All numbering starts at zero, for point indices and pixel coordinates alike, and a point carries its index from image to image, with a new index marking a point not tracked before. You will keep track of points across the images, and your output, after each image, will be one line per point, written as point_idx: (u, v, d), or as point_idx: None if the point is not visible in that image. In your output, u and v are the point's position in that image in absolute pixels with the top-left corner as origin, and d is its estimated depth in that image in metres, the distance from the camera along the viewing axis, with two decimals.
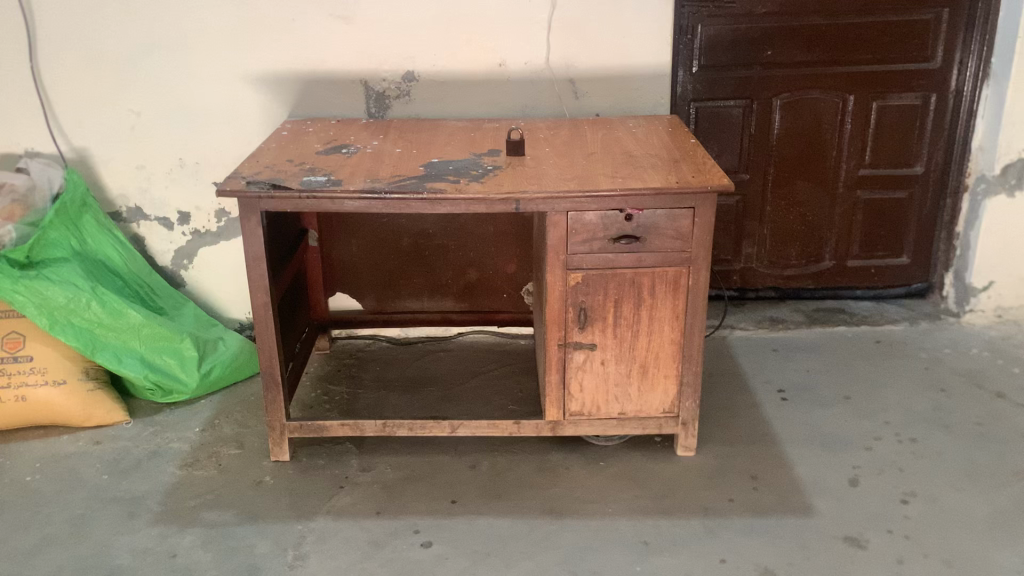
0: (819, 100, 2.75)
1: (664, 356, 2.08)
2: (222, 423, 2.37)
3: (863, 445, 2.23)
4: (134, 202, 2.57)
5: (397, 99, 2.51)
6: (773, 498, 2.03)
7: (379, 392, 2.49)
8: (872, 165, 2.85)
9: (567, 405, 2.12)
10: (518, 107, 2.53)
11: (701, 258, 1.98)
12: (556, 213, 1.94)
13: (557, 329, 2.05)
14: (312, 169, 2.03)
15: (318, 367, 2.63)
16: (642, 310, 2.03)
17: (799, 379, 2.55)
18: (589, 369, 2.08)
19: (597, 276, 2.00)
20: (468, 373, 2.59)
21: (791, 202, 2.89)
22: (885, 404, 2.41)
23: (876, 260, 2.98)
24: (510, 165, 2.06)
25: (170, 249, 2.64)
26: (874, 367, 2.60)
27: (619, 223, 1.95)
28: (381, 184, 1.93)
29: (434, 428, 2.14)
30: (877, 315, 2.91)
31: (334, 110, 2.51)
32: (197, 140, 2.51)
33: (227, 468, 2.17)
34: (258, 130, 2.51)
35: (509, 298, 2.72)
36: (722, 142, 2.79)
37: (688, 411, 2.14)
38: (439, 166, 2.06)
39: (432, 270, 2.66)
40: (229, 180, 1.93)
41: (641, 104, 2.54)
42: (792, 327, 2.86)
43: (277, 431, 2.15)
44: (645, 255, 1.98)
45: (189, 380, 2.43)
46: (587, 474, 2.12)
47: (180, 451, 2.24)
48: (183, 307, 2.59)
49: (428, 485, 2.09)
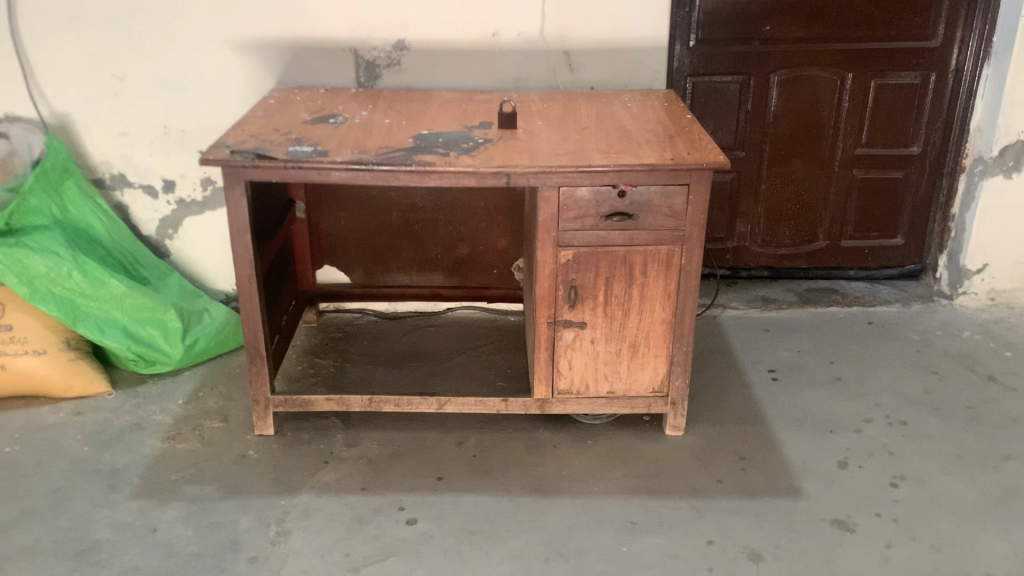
0: (817, 78, 2.71)
1: (655, 335, 2.05)
2: (206, 395, 2.33)
3: (853, 428, 2.21)
4: (118, 169, 2.52)
5: (388, 69, 2.45)
6: (762, 481, 2.02)
7: (367, 366, 2.46)
8: (869, 144, 2.81)
9: (556, 383, 2.10)
10: (512, 79, 2.48)
11: (695, 237, 1.95)
12: (548, 188, 1.90)
13: (547, 307, 2.01)
14: (299, 139, 1.98)
15: (305, 340, 2.60)
16: (634, 289, 2.00)
17: (790, 360, 2.53)
18: (579, 348, 2.06)
19: (588, 253, 1.96)
20: (456, 349, 2.56)
21: (786, 180, 2.85)
22: (876, 386, 2.39)
23: (870, 241, 2.95)
24: (502, 138, 2.01)
25: (154, 218, 2.59)
26: (865, 348, 2.58)
27: (612, 200, 1.92)
28: (369, 155, 1.88)
29: (421, 404, 2.11)
30: (869, 296, 2.89)
31: (323, 79, 2.46)
32: (183, 108, 2.46)
33: (211, 441, 2.14)
34: (247, 99, 2.46)
35: (499, 274, 2.68)
36: (718, 117, 2.75)
37: (677, 390, 2.11)
38: (429, 138, 2.01)
39: (422, 244, 2.63)
40: (213, 149, 1.89)
41: (637, 79, 2.50)
42: (785, 307, 2.83)
43: (261, 405, 2.12)
44: (638, 233, 1.95)
45: (173, 351, 2.40)
46: (574, 453, 2.10)
47: (163, 423, 2.21)
48: (168, 278, 2.55)
49: (414, 462, 2.06)
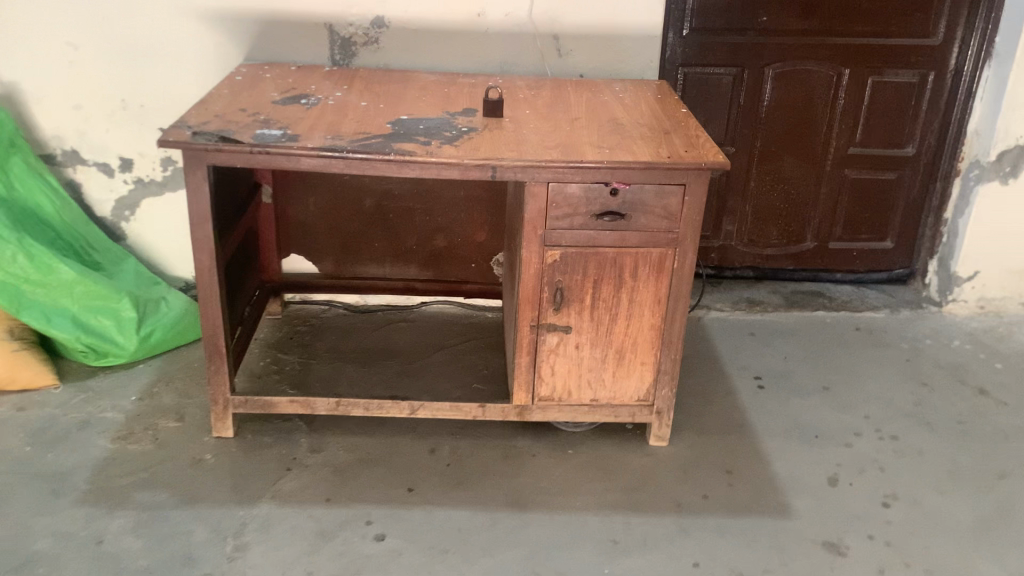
0: (813, 73, 2.60)
1: (643, 341, 1.94)
2: (161, 391, 2.18)
3: (843, 441, 2.11)
4: (71, 145, 2.34)
5: (365, 47, 2.30)
6: (749, 496, 1.91)
7: (335, 363, 2.32)
8: (862, 144, 2.72)
9: (537, 389, 1.98)
10: (497, 62, 2.34)
11: (689, 240, 1.84)
12: (537, 184, 1.77)
13: (530, 309, 1.89)
14: (268, 120, 1.83)
15: (269, 333, 2.45)
16: (623, 293, 1.88)
17: (777, 366, 2.42)
18: (562, 353, 1.94)
19: (576, 254, 1.84)
20: (429, 347, 2.43)
21: (776, 178, 2.75)
22: (866, 397, 2.30)
23: (859, 243, 2.86)
24: (487, 127, 1.88)
25: (109, 198, 2.42)
26: (853, 356, 2.49)
27: (603, 198, 1.80)
28: (343, 141, 1.74)
29: (392, 408, 1.99)
30: (857, 300, 2.80)
31: (295, 56, 2.31)
32: (143, 82, 2.29)
33: (165, 443, 1.99)
34: (213, 74, 2.29)
35: (476, 267, 2.55)
36: (709, 110, 2.64)
37: (664, 400, 2.00)
38: (409, 123, 1.87)
39: (396, 235, 2.49)
40: (173, 130, 1.73)
41: (628, 68, 2.37)
42: (771, 309, 2.73)
43: (220, 406, 1.98)
44: (629, 234, 1.83)
45: (127, 343, 2.24)
46: (553, 463, 1.98)
47: (113, 422, 2.06)
48: (124, 263, 2.39)
49: (384, 470, 1.93)
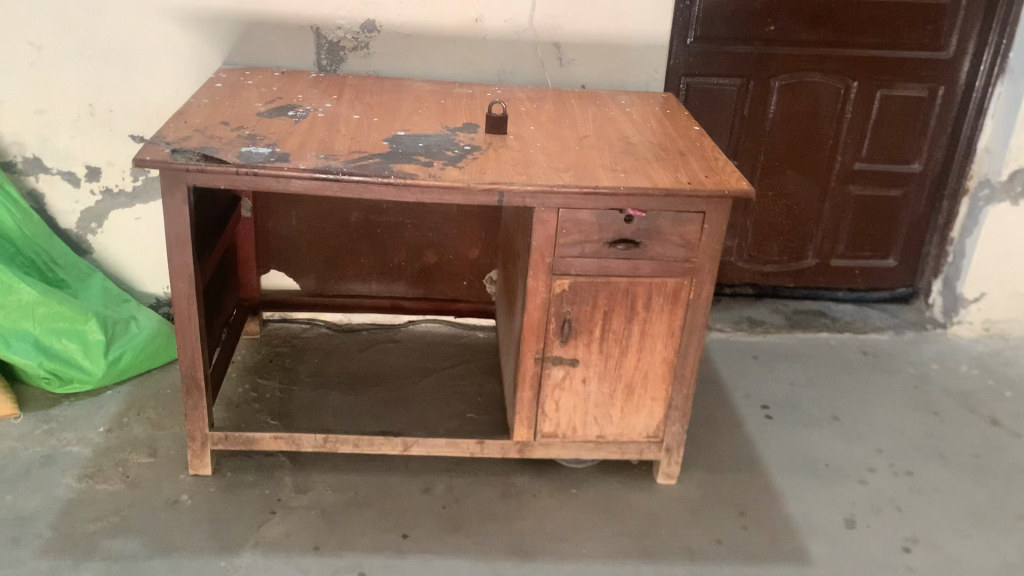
0: (821, 85, 2.49)
1: (654, 376, 1.82)
2: (131, 421, 2.02)
3: (857, 477, 2.02)
4: (32, 152, 2.17)
5: (354, 52, 2.15)
6: (764, 541, 1.80)
7: (318, 390, 2.17)
8: (868, 159, 2.62)
9: (540, 425, 1.85)
10: (495, 71, 2.20)
11: (707, 270, 1.72)
12: (546, 209, 1.64)
13: (534, 341, 1.76)
14: (253, 136, 1.68)
15: (247, 355, 2.30)
16: (635, 324, 1.76)
17: (782, 393, 2.33)
18: (568, 387, 1.81)
19: (586, 284, 1.71)
20: (419, 371, 2.29)
21: (779, 193, 2.65)
22: (877, 428, 2.20)
23: (861, 260, 2.77)
24: (491, 145, 1.74)
25: (75, 209, 2.24)
26: (859, 382, 2.40)
27: (617, 225, 1.67)
28: (338, 162, 1.59)
29: (384, 445, 1.86)
30: (860, 321, 2.71)
31: (277, 60, 2.15)
32: (112, 85, 2.12)
33: (137, 482, 1.84)
34: (189, 79, 2.13)
35: (468, 285, 2.41)
36: (712, 122, 2.51)
37: (674, 436, 1.89)
38: (406, 141, 1.73)
39: (383, 250, 2.34)
40: (149, 146, 1.57)
41: (632, 79, 2.25)
42: (772, 330, 2.63)
43: (198, 442, 1.82)
44: (644, 263, 1.70)
45: (94, 369, 2.08)
46: (556, 504, 1.86)
47: (79, 457, 1.90)
48: (90, 279, 2.22)
49: (375, 513, 1.79)
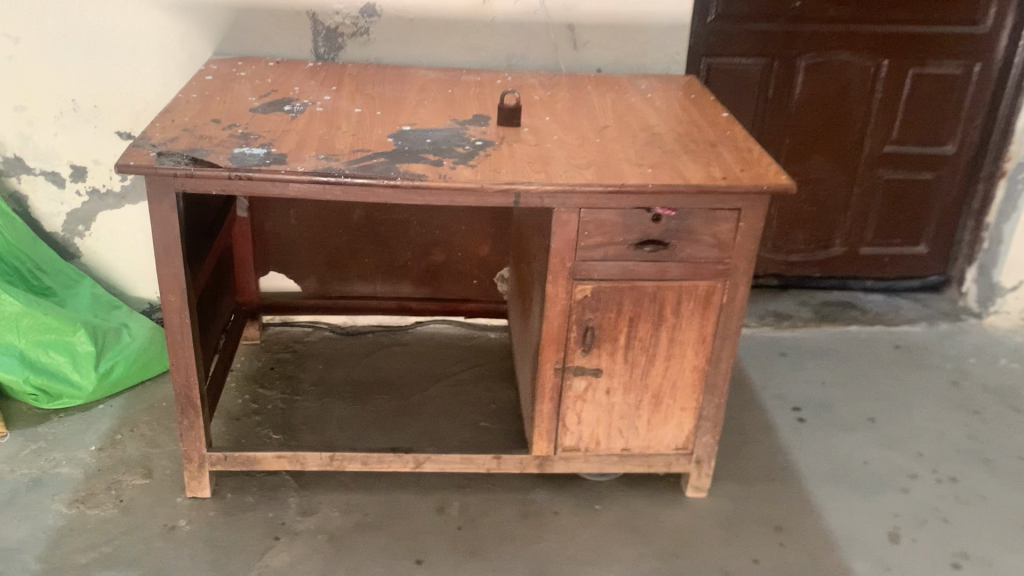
0: (849, 64, 2.34)
1: (683, 385, 1.69)
2: (125, 438, 1.90)
3: (898, 486, 1.89)
4: (12, 151, 2.03)
5: (353, 39, 2.01)
6: (803, 559, 1.68)
7: (322, 400, 2.05)
8: (898, 141, 2.48)
9: (561, 439, 1.73)
10: (504, 56, 2.06)
11: (741, 271, 1.58)
12: (567, 210, 1.50)
13: (554, 351, 1.63)
14: (246, 135, 1.54)
15: (247, 363, 2.17)
16: (663, 331, 1.63)
17: (813, 394, 2.20)
18: (591, 399, 1.69)
19: (610, 289, 1.58)
20: (428, 376, 2.17)
21: (805, 179, 2.51)
22: (915, 430, 2.08)
23: (891, 248, 2.64)
24: (504, 140, 1.61)
25: (60, 211, 2.11)
26: (893, 379, 2.27)
27: (644, 225, 1.53)
28: (339, 163, 1.46)
29: (394, 462, 1.73)
30: (890, 312, 2.58)
31: (272, 49, 2.01)
32: (96, 79, 1.97)
33: (131, 506, 1.72)
34: (178, 71, 1.99)
35: (478, 284, 2.28)
36: (734, 105, 2.36)
37: (704, 447, 1.77)
38: (413, 136, 1.60)
39: (388, 249, 2.21)
40: (133, 149, 1.44)
41: (651, 62, 2.10)
42: (799, 324, 2.50)
43: (195, 464, 1.70)
44: (672, 266, 1.57)
45: (84, 382, 1.96)
46: (580, 523, 1.74)
47: (70, 479, 1.78)
48: (77, 286, 2.10)
49: (386, 536, 1.68)
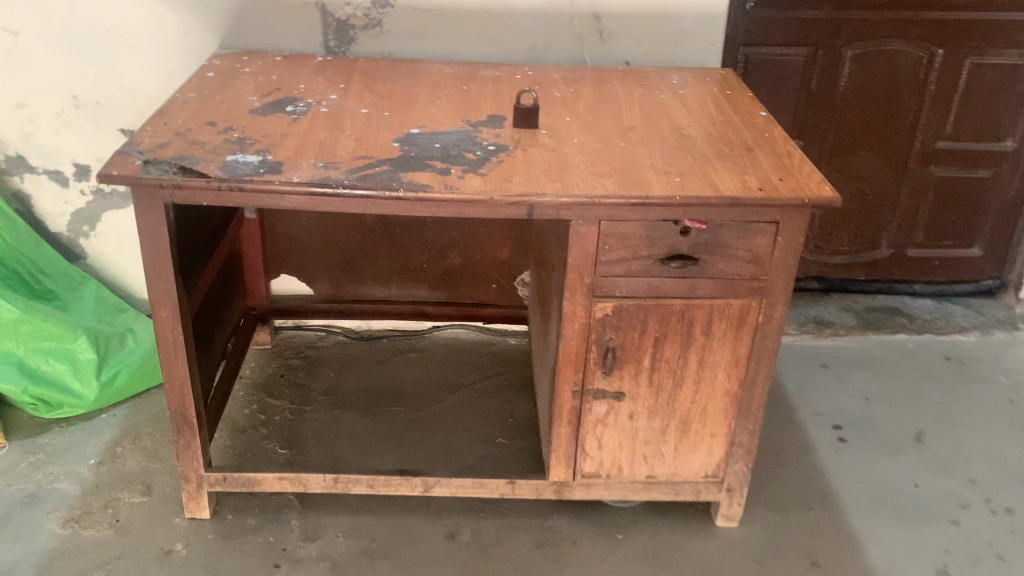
0: (900, 54, 2.17)
1: (713, 410, 1.56)
2: (126, 452, 1.82)
3: (948, 517, 1.75)
4: (14, 149, 1.95)
5: (365, 31, 1.89)
6: None
7: (332, 412, 1.95)
8: (953, 136, 2.30)
9: (581, 464, 1.61)
10: (525, 48, 1.93)
11: (779, 289, 1.44)
12: (586, 223, 1.37)
13: (572, 372, 1.51)
14: (242, 139, 1.43)
15: (256, 370, 2.08)
16: (691, 353, 1.50)
17: (855, 410, 2.05)
18: (612, 423, 1.57)
19: (633, 308, 1.45)
20: (444, 387, 2.06)
21: (850, 176, 2.34)
22: (968, 452, 1.93)
23: (942, 250, 2.47)
24: (520, 144, 1.48)
25: (65, 211, 2.03)
26: (944, 394, 2.12)
27: (672, 238, 1.40)
28: (338, 171, 1.35)
29: (402, 486, 1.63)
30: (941, 320, 2.42)
31: (280, 43, 1.90)
32: (97, 73, 1.88)
33: (127, 527, 1.64)
34: (182, 65, 1.89)
35: (498, 288, 2.17)
36: (775, 97, 2.20)
37: (736, 475, 1.64)
38: (421, 140, 1.48)
39: (403, 251, 2.10)
40: (117, 158, 1.33)
41: (683, 54, 1.95)
42: (842, 333, 2.35)
43: (193, 484, 1.62)
44: (702, 283, 1.44)
45: (86, 392, 1.89)
46: (600, 554, 1.62)
47: (66, 496, 1.70)
48: (82, 289, 2.01)
49: (393, 565, 1.57)
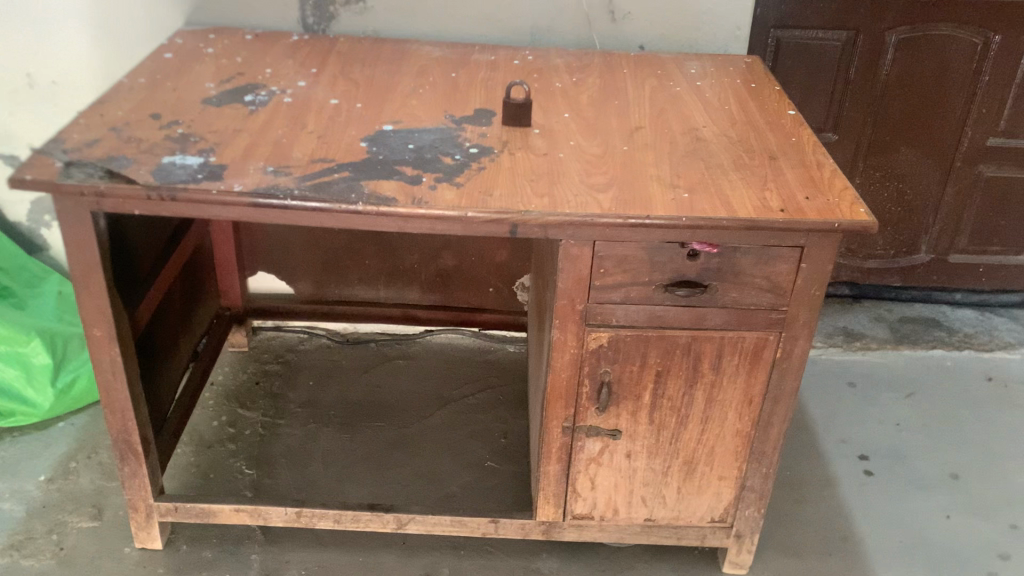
0: (951, 40, 1.93)
1: (722, 452, 1.38)
2: (81, 468, 1.67)
3: (986, 569, 1.55)
4: None
5: (347, 7, 1.70)
6: None
7: (308, 427, 1.79)
8: (1006, 133, 2.07)
9: (572, 505, 1.44)
10: (527, 28, 1.72)
11: (800, 323, 1.25)
12: (577, 243, 1.18)
13: (562, 407, 1.33)
14: (186, 136, 1.25)
15: (230, 376, 1.92)
16: (697, 391, 1.31)
17: (885, 439, 1.85)
18: (607, 463, 1.39)
19: (632, 340, 1.26)
20: (432, 401, 1.89)
21: (889, 174, 2.12)
22: (1010, 493, 1.72)
23: (988, 257, 2.25)
24: (507, 147, 1.29)
25: (23, 199, 1.87)
26: (984, 423, 1.91)
27: (678, 263, 1.20)
28: (291, 178, 1.16)
29: (372, 522, 1.46)
30: (983, 334, 2.21)
31: (254, 18, 1.72)
32: (51, 49, 1.70)
33: (71, 556, 1.49)
34: (142, 41, 1.70)
35: (495, 292, 1.99)
36: (808, 86, 1.97)
37: (746, 521, 1.46)
38: (393, 139, 1.29)
39: (391, 251, 1.93)
40: (37, 158, 1.16)
41: (704, 38, 1.74)
42: (874, 347, 2.14)
43: (142, 514, 1.46)
44: (712, 314, 1.24)
45: (40, 400, 1.74)
46: None
47: (9, 517, 1.56)
48: (43, 284, 1.85)
49: None
